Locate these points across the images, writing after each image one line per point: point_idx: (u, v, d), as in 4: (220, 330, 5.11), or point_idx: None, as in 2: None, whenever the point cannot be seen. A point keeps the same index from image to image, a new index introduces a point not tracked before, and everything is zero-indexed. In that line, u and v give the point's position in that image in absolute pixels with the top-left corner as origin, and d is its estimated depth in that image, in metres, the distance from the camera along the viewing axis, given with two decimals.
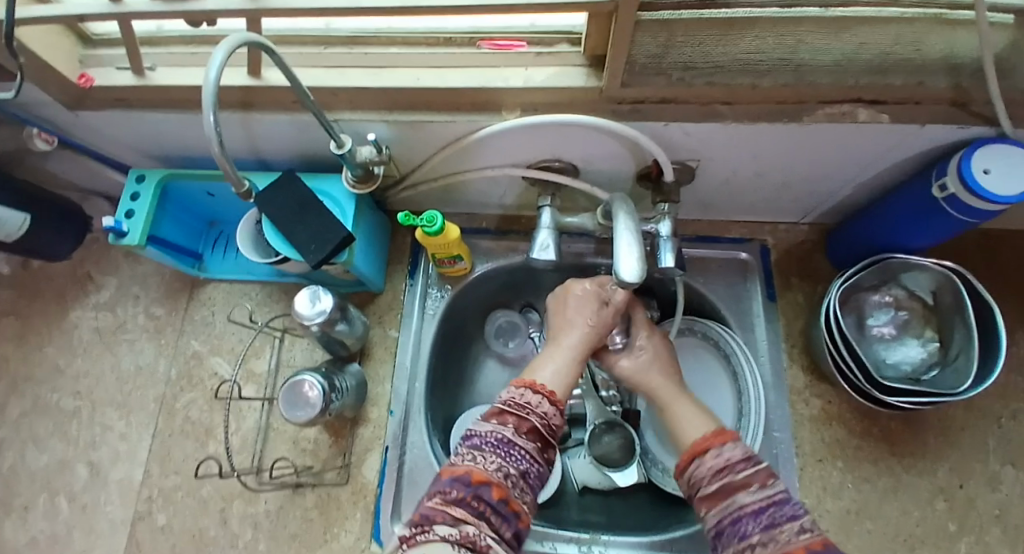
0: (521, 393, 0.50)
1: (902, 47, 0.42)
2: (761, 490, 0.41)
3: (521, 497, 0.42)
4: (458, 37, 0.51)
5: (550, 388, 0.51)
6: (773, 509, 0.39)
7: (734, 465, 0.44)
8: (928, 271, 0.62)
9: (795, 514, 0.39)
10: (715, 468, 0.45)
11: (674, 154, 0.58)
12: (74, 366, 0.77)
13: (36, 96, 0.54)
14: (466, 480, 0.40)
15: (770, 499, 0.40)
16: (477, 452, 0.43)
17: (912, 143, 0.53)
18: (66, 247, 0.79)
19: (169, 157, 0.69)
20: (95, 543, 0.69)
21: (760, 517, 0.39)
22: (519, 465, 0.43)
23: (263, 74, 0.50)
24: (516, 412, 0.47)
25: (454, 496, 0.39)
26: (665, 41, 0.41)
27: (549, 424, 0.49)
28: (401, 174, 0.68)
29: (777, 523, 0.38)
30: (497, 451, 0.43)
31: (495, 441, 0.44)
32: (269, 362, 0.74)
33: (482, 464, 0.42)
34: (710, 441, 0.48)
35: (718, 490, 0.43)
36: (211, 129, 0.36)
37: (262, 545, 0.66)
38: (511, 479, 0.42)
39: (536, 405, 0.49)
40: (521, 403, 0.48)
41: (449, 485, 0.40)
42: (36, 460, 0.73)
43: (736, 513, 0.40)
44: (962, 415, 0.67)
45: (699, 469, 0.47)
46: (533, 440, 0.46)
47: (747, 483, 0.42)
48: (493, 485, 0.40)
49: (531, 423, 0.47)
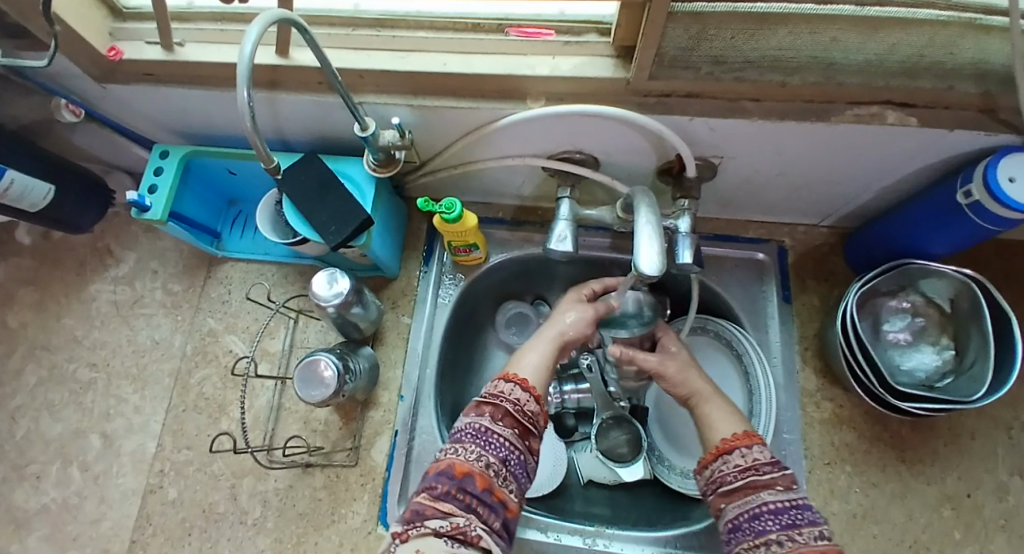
0: (495, 383, 0.49)
1: (936, 50, 0.42)
2: (784, 492, 0.44)
3: (506, 485, 0.42)
4: (486, 23, 0.51)
5: (523, 377, 0.51)
6: (794, 512, 0.42)
7: (761, 466, 0.46)
8: (946, 278, 0.61)
9: (816, 520, 0.42)
10: (739, 466, 0.47)
11: (697, 149, 0.57)
12: (92, 337, 0.79)
13: (66, 69, 0.54)
14: (449, 474, 0.40)
15: (793, 502, 0.43)
16: (458, 444, 0.44)
17: (941, 148, 0.52)
18: (89, 219, 0.80)
19: (192, 135, 0.69)
20: (107, 512, 0.70)
21: (780, 517, 0.42)
22: (499, 453, 0.43)
23: (292, 55, 0.51)
24: (490, 401, 0.47)
25: (439, 491, 0.39)
26: (697, 34, 0.41)
27: (525, 410, 0.47)
28: (421, 160, 0.68)
29: (797, 525, 0.41)
30: (476, 441, 0.43)
31: (473, 432, 0.44)
32: (283, 342, 0.75)
33: (463, 455, 0.42)
34: (738, 439, 0.49)
35: (745, 485, 0.46)
36: (245, 105, 0.37)
37: (270, 521, 0.67)
38: (493, 468, 0.42)
39: (510, 393, 0.48)
40: (494, 392, 0.48)
41: (434, 480, 0.40)
42: (52, 428, 0.75)
43: (756, 510, 0.43)
44: (972, 423, 0.66)
45: (721, 464, 0.48)
46: (509, 426, 0.46)
47: (770, 485, 0.44)
48: (476, 475, 0.41)
49: (506, 409, 0.46)
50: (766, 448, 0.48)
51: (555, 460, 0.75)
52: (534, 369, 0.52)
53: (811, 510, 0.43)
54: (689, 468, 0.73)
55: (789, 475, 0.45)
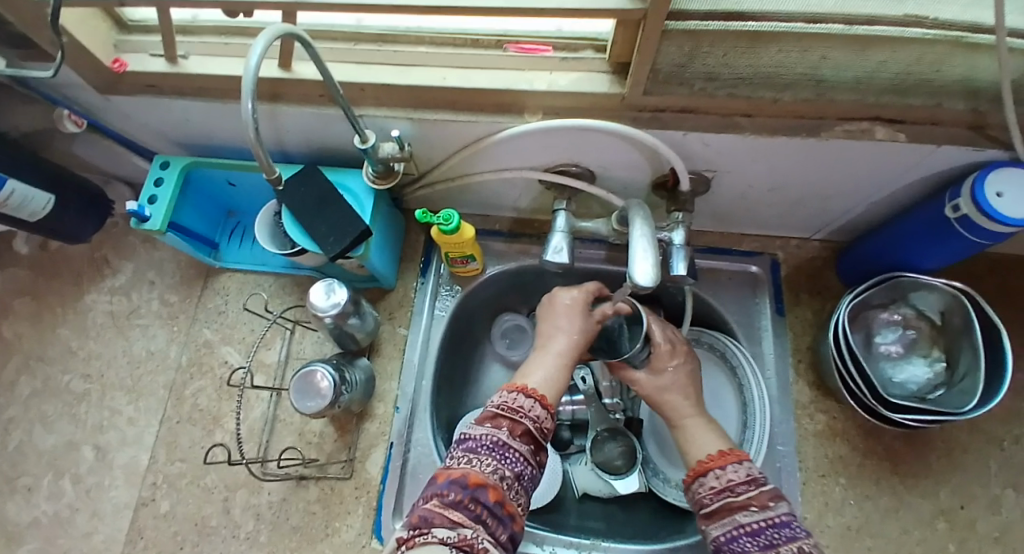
0: (513, 396, 0.49)
1: (921, 68, 0.43)
2: (760, 511, 0.43)
3: (516, 501, 0.42)
4: (485, 39, 0.52)
5: (540, 393, 0.50)
6: (771, 531, 0.41)
7: (735, 486, 0.47)
8: (936, 291, 0.62)
9: (795, 536, 0.41)
10: (714, 488, 0.48)
11: (691, 164, 0.58)
12: (87, 348, 0.78)
13: (71, 80, 0.55)
14: (463, 483, 0.40)
15: (770, 520, 0.42)
16: (472, 455, 0.43)
17: (928, 163, 0.53)
18: (88, 229, 0.80)
19: (194, 146, 0.70)
20: (98, 526, 0.69)
21: (758, 538, 0.42)
22: (515, 468, 0.43)
23: (294, 68, 0.52)
24: (510, 415, 0.47)
25: (451, 499, 0.39)
26: (690, 51, 0.42)
27: (541, 427, 0.48)
28: (419, 172, 0.69)
29: (774, 544, 0.40)
30: (493, 454, 0.43)
31: (490, 444, 0.44)
32: (280, 353, 0.75)
33: (477, 467, 0.42)
34: (712, 461, 0.50)
35: (720, 508, 0.46)
36: (249, 115, 0.37)
37: (264, 536, 0.66)
38: (506, 482, 0.42)
39: (530, 408, 0.48)
40: (514, 406, 0.48)
41: (446, 488, 0.40)
42: (43, 441, 0.74)
43: (734, 532, 0.43)
44: (966, 436, 0.66)
45: (699, 486, 0.50)
46: (526, 442, 0.46)
47: (746, 505, 0.44)
48: (490, 488, 0.40)
49: (526, 426, 0.47)
50: (740, 467, 0.48)
51: (552, 472, 0.74)
52: (542, 382, 0.53)
53: (790, 526, 0.41)
54: None
55: (765, 491, 0.45)
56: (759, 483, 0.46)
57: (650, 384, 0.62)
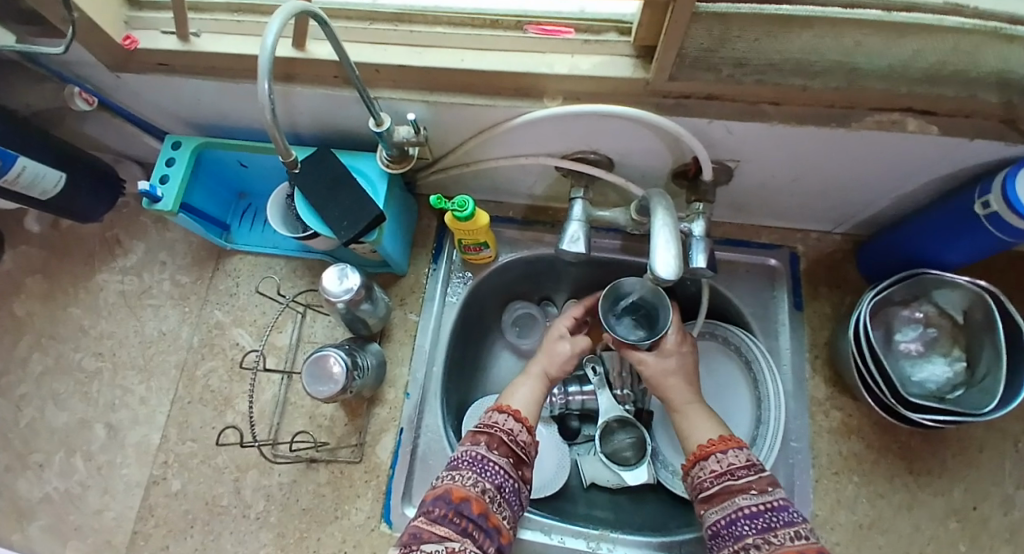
0: (489, 414, 0.54)
1: (959, 59, 0.41)
2: (759, 495, 0.45)
3: (500, 512, 0.46)
4: (504, 20, 0.50)
5: (516, 408, 0.55)
6: (770, 514, 0.43)
7: (736, 470, 0.48)
8: (960, 288, 0.60)
9: (792, 520, 0.43)
10: (715, 472, 0.49)
11: (714, 152, 0.57)
12: (99, 327, 0.78)
13: (82, 57, 0.54)
14: (447, 498, 0.44)
15: (768, 504, 0.44)
16: (455, 471, 0.47)
17: (960, 157, 0.51)
18: (99, 209, 0.80)
19: (206, 127, 0.69)
20: (109, 503, 0.70)
21: (756, 521, 0.43)
22: (495, 480, 0.47)
23: (308, 47, 0.50)
24: (485, 431, 0.51)
25: (437, 514, 0.43)
26: (720, 35, 0.40)
27: (517, 440, 0.52)
28: (434, 157, 0.68)
29: (772, 528, 0.42)
30: (473, 468, 0.47)
31: (470, 459, 0.48)
32: (290, 337, 0.75)
33: (460, 481, 0.46)
34: (713, 445, 0.51)
35: (719, 491, 0.47)
36: (266, 96, 0.37)
37: (274, 516, 0.67)
38: (488, 494, 0.46)
39: (503, 423, 0.53)
40: (488, 423, 0.53)
41: (431, 505, 0.44)
42: (56, 418, 0.75)
43: (733, 515, 0.45)
44: (983, 435, 0.65)
45: (699, 470, 0.51)
46: (504, 455, 0.50)
47: (746, 489, 0.46)
48: (472, 501, 0.44)
49: (501, 439, 0.51)
50: (740, 452, 0.50)
51: (559, 464, 0.74)
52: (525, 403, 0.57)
53: (788, 510, 0.44)
54: None
55: (764, 476, 0.47)
56: (758, 468, 0.48)
57: (660, 365, 0.60)
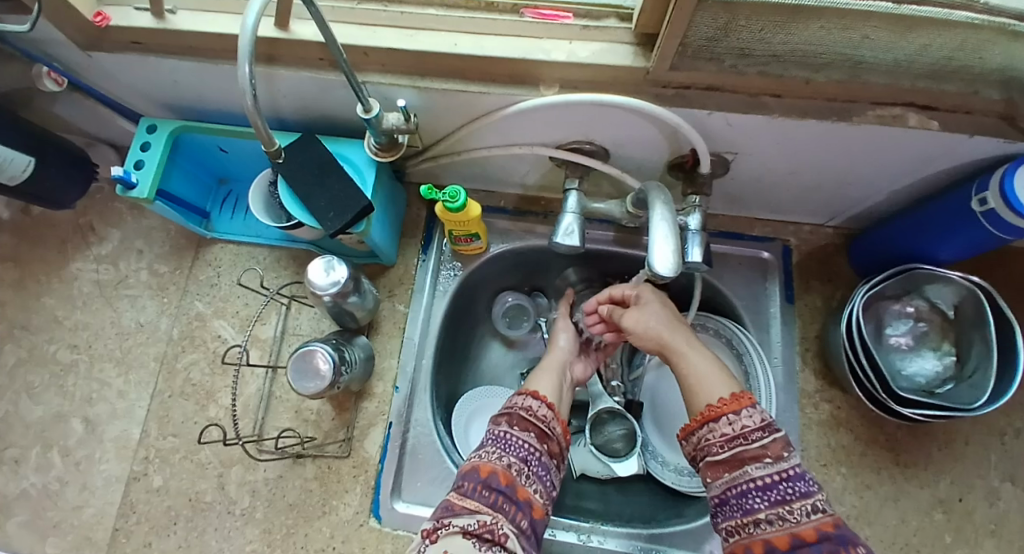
0: (510, 397, 0.54)
1: (966, 53, 0.40)
2: (773, 464, 0.43)
3: (530, 485, 0.45)
4: (500, 2, 0.48)
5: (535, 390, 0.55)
6: (784, 486, 0.42)
7: (749, 434, 0.45)
8: (952, 284, 0.61)
9: (807, 491, 0.42)
10: (726, 436, 0.46)
11: (712, 144, 0.56)
12: (73, 318, 0.75)
13: (49, 35, 0.51)
14: (474, 474, 0.44)
15: (782, 475, 0.42)
16: (481, 451, 0.47)
17: (958, 153, 0.51)
18: (71, 195, 0.77)
19: (184, 109, 0.66)
20: (89, 499, 0.68)
21: (769, 493, 0.42)
22: (520, 454, 0.46)
23: (292, 28, 0.48)
24: (506, 412, 0.51)
25: (466, 488, 0.42)
26: (725, 24, 0.38)
27: (539, 415, 0.51)
28: (424, 144, 0.66)
29: (787, 501, 0.41)
30: (497, 444, 0.47)
31: (494, 437, 0.48)
32: (275, 329, 0.73)
33: (486, 457, 0.45)
34: (725, 406, 0.47)
35: (729, 459, 0.45)
36: (246, 80, 0.35)
37: (260, 512, 0.65)
38: (515, 467, 0.45)
39: (525, 401, 0.52)
40: (509, 403, 0.53)
41: (461, 481, 0.44)
42: (31, 412, 0.72)
43: (744, 486, 0.43)
44: (968, 429, 0.67)
45: (707, 432, 0.47)
46: (529, 430, 0.49)
47: (759, 456, 0.44)
48: (500, 474, 0.43)
49: (522, 416, 0.50)
50: (754, 412, 0.46)
51: None
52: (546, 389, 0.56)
53: (802, 480, 0.42)
54: (683, 465, 0.73)
55: (779, 441, 0.44)
56: (772, 429, 0.45)
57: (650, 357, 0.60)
